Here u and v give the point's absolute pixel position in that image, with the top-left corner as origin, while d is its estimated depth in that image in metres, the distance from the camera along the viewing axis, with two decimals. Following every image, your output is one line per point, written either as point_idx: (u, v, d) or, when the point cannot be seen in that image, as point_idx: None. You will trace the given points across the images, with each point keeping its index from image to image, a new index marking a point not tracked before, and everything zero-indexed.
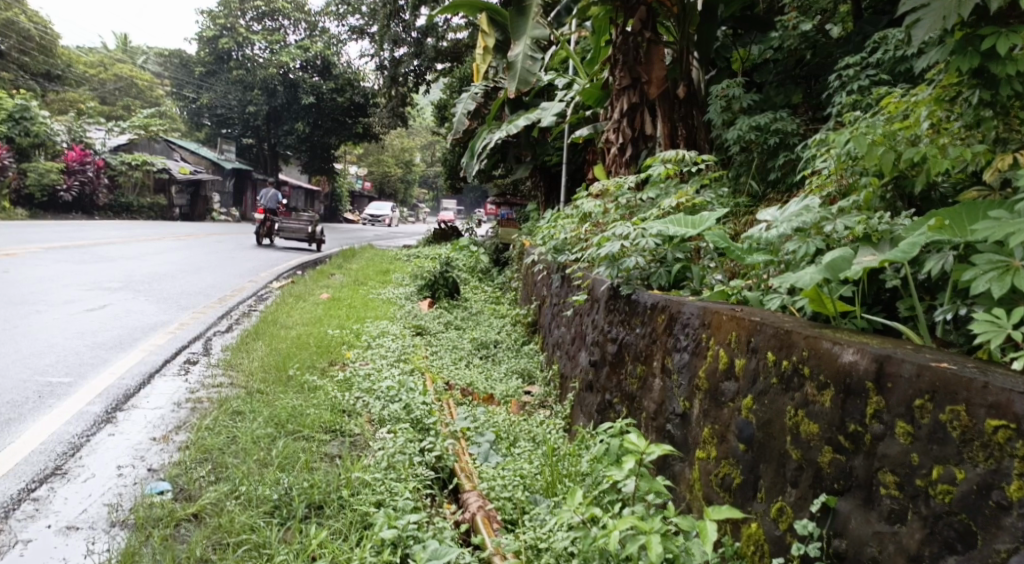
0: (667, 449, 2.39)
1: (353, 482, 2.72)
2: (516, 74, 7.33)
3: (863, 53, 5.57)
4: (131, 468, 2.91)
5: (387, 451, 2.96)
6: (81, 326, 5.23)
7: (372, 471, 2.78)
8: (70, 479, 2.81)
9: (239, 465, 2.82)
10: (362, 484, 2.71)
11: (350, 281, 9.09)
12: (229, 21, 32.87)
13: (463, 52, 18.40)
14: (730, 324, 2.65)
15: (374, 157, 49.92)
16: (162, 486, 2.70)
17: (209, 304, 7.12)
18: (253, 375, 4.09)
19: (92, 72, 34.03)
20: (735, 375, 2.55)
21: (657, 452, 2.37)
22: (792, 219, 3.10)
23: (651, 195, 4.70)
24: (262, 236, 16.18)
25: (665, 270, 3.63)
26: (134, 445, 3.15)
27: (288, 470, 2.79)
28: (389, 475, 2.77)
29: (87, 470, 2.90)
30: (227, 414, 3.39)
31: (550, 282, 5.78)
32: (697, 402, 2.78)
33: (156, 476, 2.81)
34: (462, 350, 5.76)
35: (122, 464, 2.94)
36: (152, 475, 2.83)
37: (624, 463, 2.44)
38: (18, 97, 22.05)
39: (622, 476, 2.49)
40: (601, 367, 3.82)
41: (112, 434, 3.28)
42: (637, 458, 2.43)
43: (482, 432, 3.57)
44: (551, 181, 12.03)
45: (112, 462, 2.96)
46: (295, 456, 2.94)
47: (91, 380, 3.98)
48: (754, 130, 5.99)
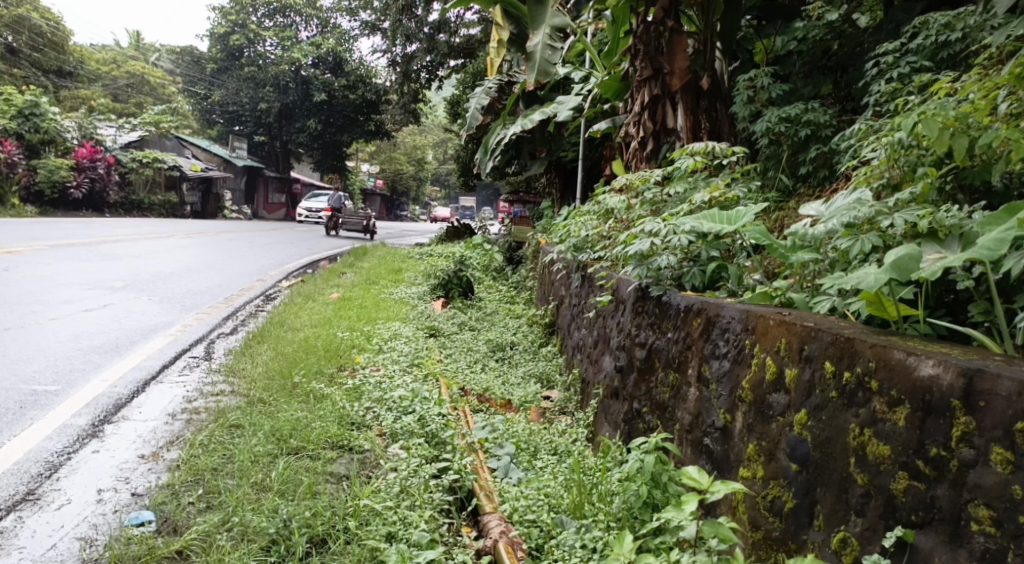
0: (729, 488, 2.13)
1: (360, 510, 2.49)
2: (536, 65, 7.06)
3: (902, 40, 5.31)
4: (112, 493, 2.68)
5: (400, 475, 2.72)
6: (78, 329, 5.03)
7: (383, 498, 2.56)
8: (42, 506, 2.58)
9: (237, 490, 2.59)
10: (371, 512, 2.49)
11: (361, 280, 8.88)
12: (241, 17, 32.71)
13: (475, 47, 18.19)
14: (778, 331, 2.39)
15: (386, 156, 49.95)
16: (144, 517, 2.47)
17: (214, 303, 6.93)
18: (256, 382, 3.87)
19: (104, 69, 34.08)
20: (784, 387, 2.30)
21: (720, 491, 2.12)
22: (842, 212, 2.83)
23: (680, 189, 4.42)
24: (328, 229, 20.27)
25: (698, 270, 3.35)
26: (119, 465, 2.92)
27: (289, 496, 2.56)
28: (403, 503, 2.54)
29: (63, 495, 2.67)
30: (224, 429, 3.17)
31: (569, 282, 5.53)
32: (739, 415, 2.53)
33: (139, 504, 2.58)
34: (477, 353, 5.53)
35: (103, 488, 2.72)
36: (134, 502, 2.60)
37: (683, 504, 2.18)
38: (28, 92, 21.90)
39: (676, 515, 2.21)
40: (628, 374, 3.56)
41: (97, 451, 3.07)
42: (695, 494, 2.20)
43: (501, 445, 3.35)
44: (567, 178, 11.80)
45: (92, 486, 2.74)
46: (298, 480, 2.69)
47: (80, 388, 3.77)
48: (783, 122, 5.71)
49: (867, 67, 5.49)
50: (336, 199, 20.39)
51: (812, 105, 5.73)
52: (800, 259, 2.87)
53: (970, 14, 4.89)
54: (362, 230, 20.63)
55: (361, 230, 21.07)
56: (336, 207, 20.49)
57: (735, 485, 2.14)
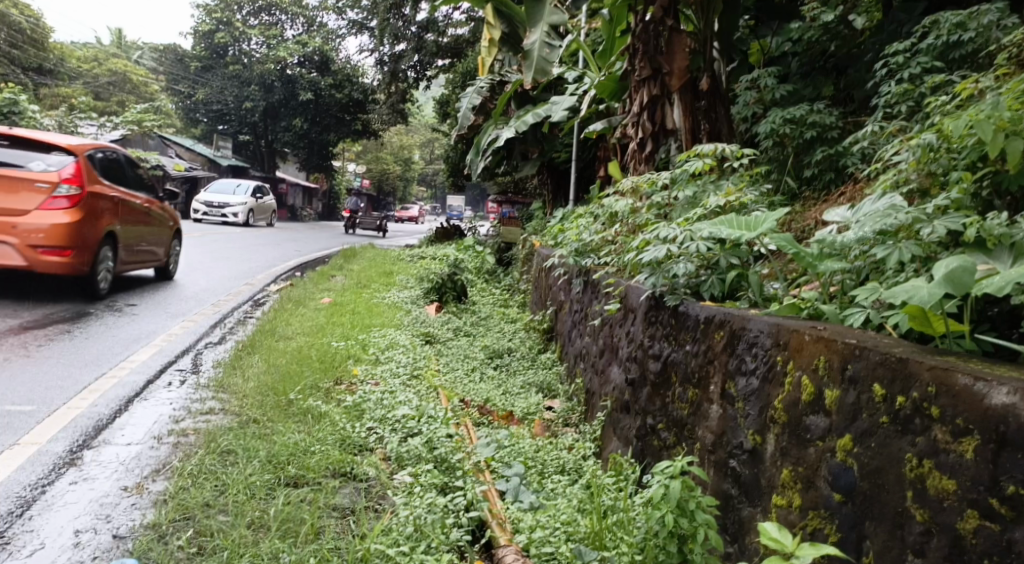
0: (819, 551, 1.86)
1: (371, 554, 2.28)
2: (533, 63, 6.89)
3: (912, 40, 5.18)
4: (92, 534, 2.46)
5: (411, 511, 2.52)
6: (54, 339, 4.80)
7: (393, 541, 2.35)
8: (12, 552, 2.35)
9: (232, 532, 2.39)
10: (382, 557, 2.28)
11: (352, 283, 8.65)
12: (225, 15, 32.19)
13: (464, 47, 17.98)
14: (815, 348, 2.22)
15: (373, 155, 49.77)
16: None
17: (201, 310, 6.69)
18: (248, 399, 3.67)
19: (86, 67, 33.54)
20: (825, 409, 2.13)
21: (809, 556, 1.85)
22: (875, 218, 2.68)
23: (689, 193, 4.24)
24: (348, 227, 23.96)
25: (718, 278, 3.17)
26: (98, 500, 2.70)
27: (291, 539, 2.36)
28: (417, 546, 2.33)
29: (35, 538, 2.44)
30: (216, 455, 2.96)
31: (570, 288, 5.35)
32: (772, 437, 2.35)
33: (122, 549, 2.36)
34: (475, 361, 5.33)
35: (81, 528, 2.50)
36: (116, 547, 2.38)
37: None
38: (6, 90, 21.33)
39: None
40: (640, 388, 3.37)
41: (75, 482, 2.84)
42: (779, 560, 1.90)
43: (509, 465, 3.19)
44: (559, 180, 11.65)
45: (69, 526, 2.52)
46: (300, 519, 2.49)
47: (57, 408, 3.54)
48: (788, 123, 5.56)
49: (876, 67, 5.35)
50: (353, 203, 24.17)
51: (816, 107, 5.58)
52: (829, 270, 2.70)
53: (983, 13, 4.78)
54: (376, 228, 24.29)
55: (374, 227, 24.40)
56: (352, 209, 24.26)
57: (826, 549, 1.85)
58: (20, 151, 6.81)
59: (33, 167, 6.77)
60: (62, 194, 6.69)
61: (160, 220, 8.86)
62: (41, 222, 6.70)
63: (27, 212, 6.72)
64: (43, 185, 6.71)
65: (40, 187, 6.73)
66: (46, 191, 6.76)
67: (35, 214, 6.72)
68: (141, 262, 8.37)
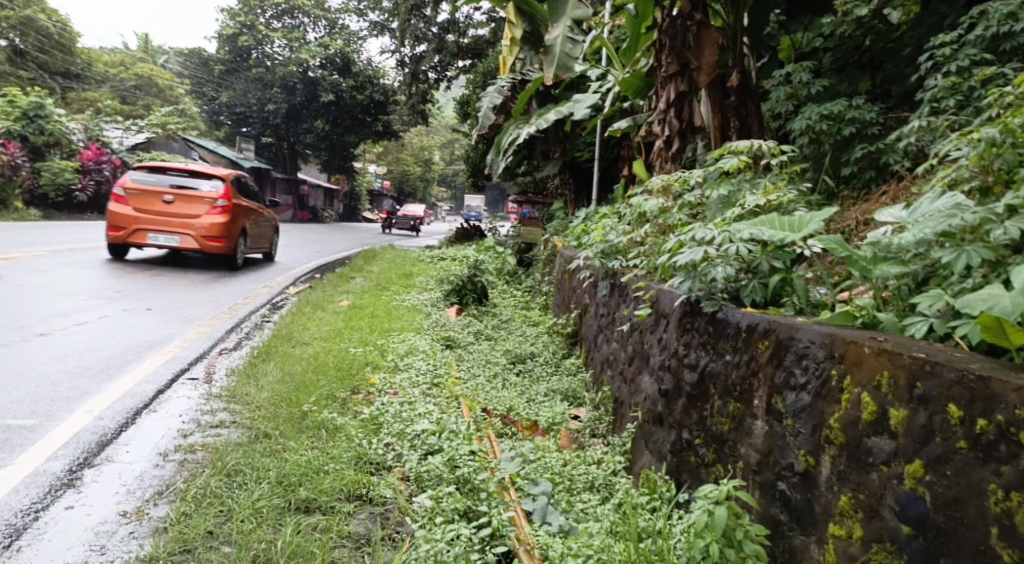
0: None
1: None
2: (555, 58, 6.70)
3: (959, 31, 4.97)
4: None
5: (428, 546, 2.33)
6: (67, 346, 4.69)
7: None
8: None
9: None
10: None
11: (371, 286, 8.53)
12: (249, 18, 32.23)
13: (484, 47, 17.83)
14: (877, 361, 2.02)
15: (394, 156, 49.92)
16: None
17: (218, 314, 6.58)
18: (260, 412, 3.53)
19: (112, 71, 33.87)
20: (890, 431, 1.95)
21: None
22: (936, 219, 2.46)
23: (723, 193, 4.02)
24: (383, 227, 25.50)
25: (759, 283, 2.93)
26: (95, 528, 2.52)
27: None
28: None
29: None
30: (223, 476, 2.80)
31: (595, 291, 5.15)
32: (827, 459, 2.16)
33: None
34: (496, 366, 5.15)
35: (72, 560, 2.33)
36: None
37: None
38: (32, 94, 21.51)
39: None
40: (674, 399, 3.17)
41: (72, 506, 2.67)
42: None
43: (534, 482, 2.98)
44: (581, 179, 11.44)
45: (60, 557, 2.34)
46: (309, 553, 2.31)
47: (61, 423, 3.40)
48: (825, 119, 5.34)
49: (921, 59, 5.16)
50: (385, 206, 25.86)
51: (855, 103, 5.34)
52: (885, 275, 2.50)
53: None
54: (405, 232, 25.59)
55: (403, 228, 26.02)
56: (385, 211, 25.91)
57: None
58: (191, 176, 9.58)
59: (202, 188, 9.54)
60: (220, 205, 9.46)
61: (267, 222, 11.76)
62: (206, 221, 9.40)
63: (198, 217, 9.45)
64: (208, 199, 9.49)
65: (207, 201, 9.51)
66: (210, 203, 9.55)
67: (203, 218, 9.46)
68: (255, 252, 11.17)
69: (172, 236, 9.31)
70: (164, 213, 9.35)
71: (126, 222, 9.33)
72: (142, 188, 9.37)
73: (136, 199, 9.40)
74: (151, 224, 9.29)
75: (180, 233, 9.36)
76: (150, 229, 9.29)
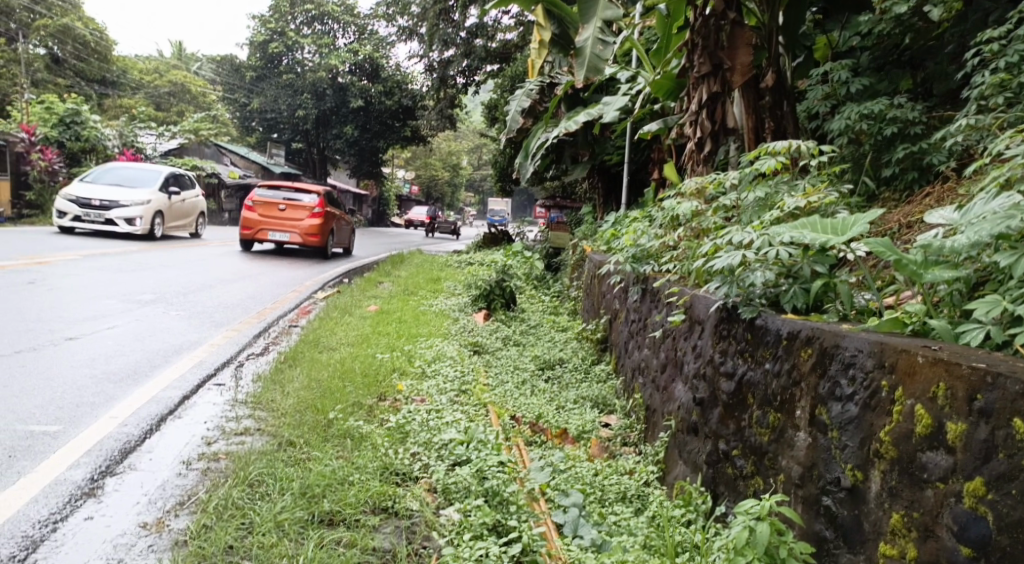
0: None
1: None
2: (585, 60, 6.61)
3: (1009, 26, 4.84)
4: None
5: None
6: (95, 351, 4.70)
7: None
8: None
9: None
10: None
11: (399, 290, 8.49)
12: (280, 24, 32.62)
13: (512, 51, 17.81)
14: (932, 372, 1.90)
15: (422, 161, 50.24)
16: None
17: (245, 318, 6.58)
18: (286, 419, 3.49)
19: (146, 78, 34.50)
20: (947, 445, 1.83)
21: None
22: (992, 220, 2.34)
23: (760, 194, 3.91)
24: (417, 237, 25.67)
25: (800, 288, 2.81)
26: (113, 540, 2.48)
27: None
28: None
29: None
30: (245, 487, 2.75)
31: (626, 296, 5.03)
32: (876, 474, 2.04)
33: None
34: (525, 372, 5.06)
35: None
36: None
37: None
38: (69, 100, 21.97)
39: None
40: (710, 409, 3.05)
41: (91, 517, 2.64)
42: None
43: (566, 492, 2.89)
44: (611, 183, 11.32)
45: None
46: None
47: (84, 429, 3.39)
48: (865, 119, 5.20)
49: (968, 55, 5.05)
50: None
51: (896, 102, 5.19)
52: (937, 280, 2.38)
53: None
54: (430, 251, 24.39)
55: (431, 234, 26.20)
56: None
57: None
58: (298, 191, 13.12)
59: (305, 200, 13.06)
60: (316, 210, 12.90)
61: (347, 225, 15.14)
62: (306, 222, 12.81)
63: (301, 219, 12.86)
64: (309, 207, 12.93)
65: (307, 208, 12.95)
66: (309, 210, 12.98)
67: (305, 220, 12.88)
68: (339, 247, 14.56)
69: (284, 232, 12.82)
70: (279, 217, 12.87)
71: (253, 224, 12.91)
72: (265, 201, 13.00)
73: (260, 208, 13.00)
74: (271, 225, 12.85)
75: (290, 232, 12.85)
76: (270, 229, 12.84)
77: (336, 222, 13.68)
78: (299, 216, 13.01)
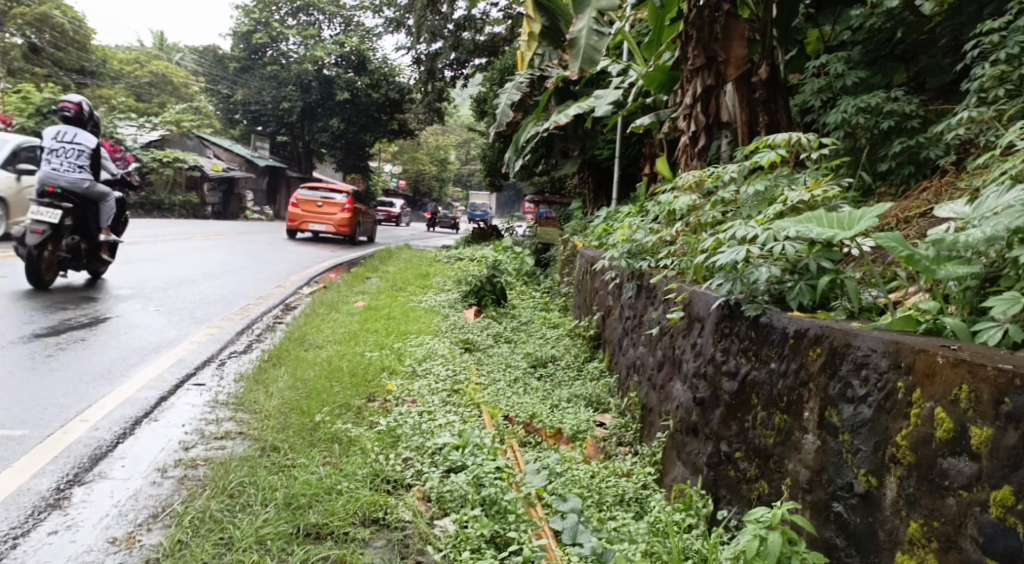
0: None
1: None
2: (580, 52, 6.49)
3: (1009, 17, 4.78)
4: None
5: None
6: (67, 349, 4.54)
7: None
8: None
9: None
10: None
11: (388, 286, 8.35)
12: (264, 15, 32.28)
13: (500, 44, 17.67)
14: (953, 374, 1.81)
15: (410, 156, 50.09)
16: None
17: (227, 314, 6.42)
18: (270, 422, 3.35)
19: (127, 69, 34.06)
20: (971, 452, 1.75)
21: None
22: (1010, 214, 2.26)
23: (761, 186, 3.82)
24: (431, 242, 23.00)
25: (807, 285, 2.72)
26: (80, 557, 2.34)
27: None
28: None
29: None
30: (226, 497, 2.62)
31: (620, 292, 4.93)
32: (892, 481, 1.94)
33: None
34: (517, 371, 4.94)
35: None
36: None
37: None
38: (46, 90, 21.60)
39: None
40: (710, 409, 2.95)
41: (56, 531, 2.49)
42: None
43: (563, 497, 2.77)
44: (601, 177, 11.22)
45: None
46: None
47: (52, 434, 3.24)
48: (861, 113, 5.12)
49: (968, 47, 4.99)
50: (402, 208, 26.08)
51: (892, 95, 5.13)
52: (952, 277, 2.29)
53: None
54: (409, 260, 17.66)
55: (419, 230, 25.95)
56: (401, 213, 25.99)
57: None
58: (332, 191, 16.31)
59: (338, 199, 16.26)
60: (347, 207, 16.05)
61: (370, 217, 18.44)
62: (339, 215, 15.97)
63: (334, 214, 16.07)
64: (340, 205, 16.09)
65: (339, 205, 16.15)
66: (341, 207, 16.16)
67: (338, 214, 16.09)
68: (365, 236, 17.91)
69: (320, 224, 15.95)
70: (319, 212, 16.10)
71: (297, 218, 16.10)
72: (306, 199, 16.19)
73: (303, 205, 16.20)
74: (312, 219, 16.08)
75: (326, 224, 16.04)
76: (312, 222, 16.06)
77: (364, 215, 16.95)
78: (333, 212, 16.18)
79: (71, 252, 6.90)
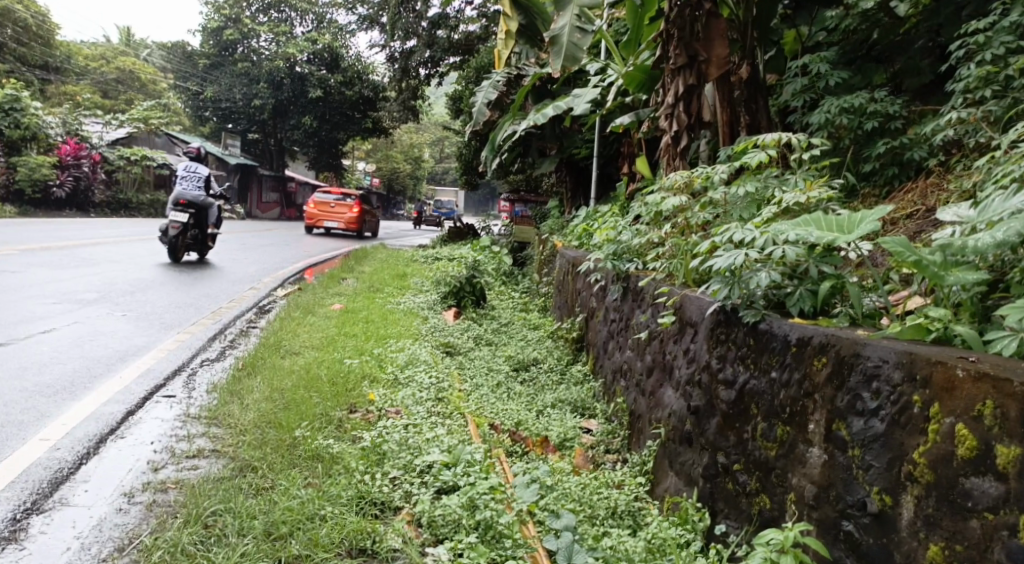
0: None
1: None
2: (562, 49, 6.36)
3: (993, 17, 4.74)
4: None
5: None
6: (27, 359, 4.32)
7: None
8: None
9: None
10: None
11: (364, 288, 8.16)
12: (234, 11, 31.73)
13: (475, 43, 17.48)
14: (976, 388, 1.73)
15: (383, 154, 49.65)
16: None
17: (197, 318, 6.20)
18: (245, 438, 3.18)
19: (92, 64, 33.24)
20: (997, 472, 1.67)
21: None
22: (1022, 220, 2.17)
23: (752, 187, 3.74)
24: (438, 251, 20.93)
25: (808, 290, 2.62)
26: None
27: None
28: None
29: None
30: (199, 526, 2.45)
31: (605, 295, 4.81)
32: (909, 500, 1.85)
33: None
34: (499, 375, 4.80)
35: None
36: None
37: None
38: (8, 87, 20.98)
39: None
40: (705, 417, 2.84)
41: None
42: None
43: (557, 514, 2.65)
44: (579, 176, 11.12)
45: None
46: None
47: (8, 456, 3.04)
48: (845, 113, 5.03)
49: (953, 47, 4.93)
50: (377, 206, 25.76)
51: (876, 96, 5.06)
52: (962, 283, 2.21)
53: None
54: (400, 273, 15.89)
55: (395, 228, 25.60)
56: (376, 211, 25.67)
57: None
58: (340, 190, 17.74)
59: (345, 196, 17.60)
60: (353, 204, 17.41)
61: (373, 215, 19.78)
62: (348, 214, 17.72)
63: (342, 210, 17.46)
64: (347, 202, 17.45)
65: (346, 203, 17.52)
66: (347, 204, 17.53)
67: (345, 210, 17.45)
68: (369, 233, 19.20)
69: (334, 222, 17.80)
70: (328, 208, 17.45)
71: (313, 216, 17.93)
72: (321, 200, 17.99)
73: (319, 204, 17.99)
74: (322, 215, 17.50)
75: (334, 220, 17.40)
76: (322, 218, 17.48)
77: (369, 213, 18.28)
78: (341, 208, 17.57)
79: (195, 241, 9.89)
